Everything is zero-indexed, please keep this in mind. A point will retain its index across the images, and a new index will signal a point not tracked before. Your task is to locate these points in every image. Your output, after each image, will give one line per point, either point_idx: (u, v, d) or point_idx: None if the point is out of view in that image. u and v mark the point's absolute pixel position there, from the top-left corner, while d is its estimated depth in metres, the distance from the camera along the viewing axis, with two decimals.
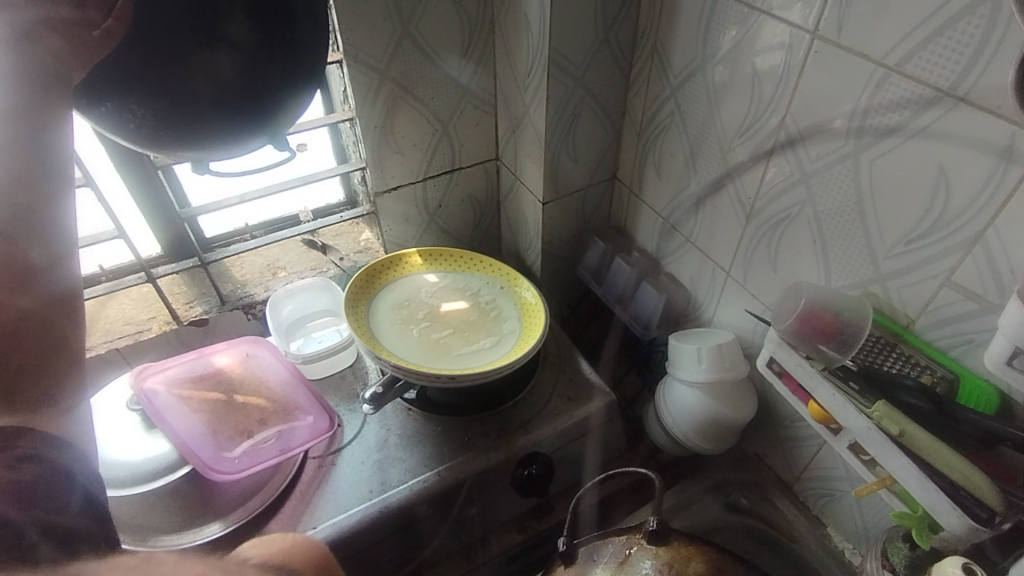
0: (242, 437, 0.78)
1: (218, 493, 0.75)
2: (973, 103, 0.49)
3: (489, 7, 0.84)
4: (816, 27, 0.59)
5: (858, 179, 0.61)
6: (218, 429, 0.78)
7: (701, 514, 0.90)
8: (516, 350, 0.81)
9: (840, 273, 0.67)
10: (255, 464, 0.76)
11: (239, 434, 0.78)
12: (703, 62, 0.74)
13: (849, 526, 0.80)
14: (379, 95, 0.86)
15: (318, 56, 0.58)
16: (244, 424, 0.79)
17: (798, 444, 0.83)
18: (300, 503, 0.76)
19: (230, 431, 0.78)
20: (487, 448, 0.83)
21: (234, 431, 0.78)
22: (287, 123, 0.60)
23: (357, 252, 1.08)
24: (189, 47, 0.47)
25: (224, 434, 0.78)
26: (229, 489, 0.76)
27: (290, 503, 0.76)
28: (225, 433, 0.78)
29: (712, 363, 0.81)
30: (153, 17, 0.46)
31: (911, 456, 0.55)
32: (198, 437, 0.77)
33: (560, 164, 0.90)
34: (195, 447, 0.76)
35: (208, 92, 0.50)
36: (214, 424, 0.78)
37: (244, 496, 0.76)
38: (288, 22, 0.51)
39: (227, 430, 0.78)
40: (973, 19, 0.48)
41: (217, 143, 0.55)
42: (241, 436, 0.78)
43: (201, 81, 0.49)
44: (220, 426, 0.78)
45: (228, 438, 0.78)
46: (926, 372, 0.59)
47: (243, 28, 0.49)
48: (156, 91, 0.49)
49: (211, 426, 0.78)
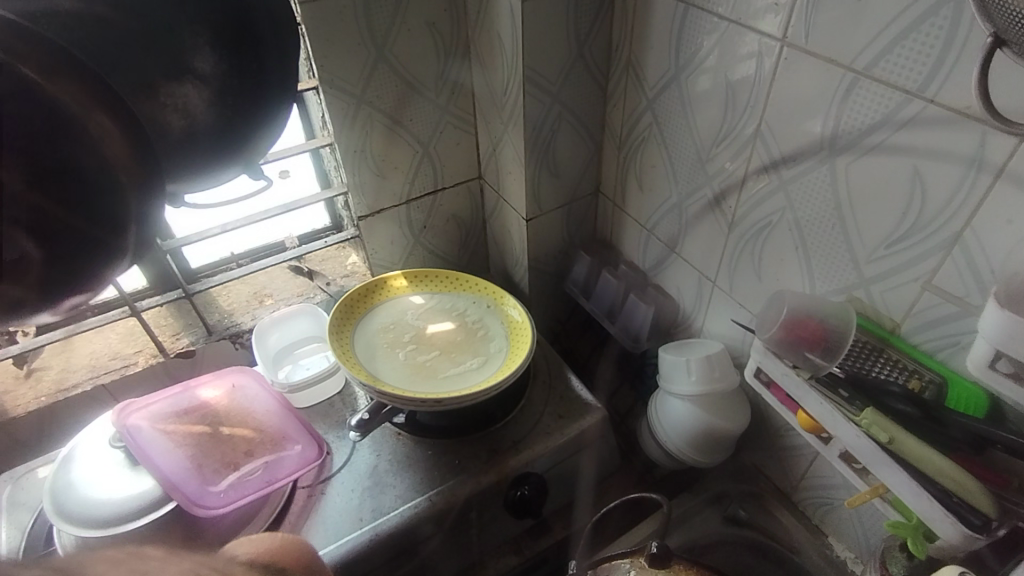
0: (229, 469, 0.76)
1: (205, 528, 0.73)
2: (943, 104, 0.49)
3: (463, 28, 0.85)
4: (784, 35, 0.59)
5: (836, 185, 0.61)
6: (205, 462, 0.77)
7: (699, 529, 0.88)
8: (503, 370, 0.80)
9: (823, 279, 0.67)
10: (243, 497, 0.74)
11: (226, 466, 0.77)
12: (677, 73, 0.74)
13: (849, 536, 0.79)
14: (357, 119, 0.86)
15: (288, 83, 0.63)
16: (231, 456, 0.78)
17: (793, 453, 0.82)
18: (289, 535, 0.76)
19: (217, 463, 0.77)
20: (477, 471, 0.81)
21: (221, 463, 0.77)
22: (260, 153, 0.64)
23: (344, 276, 1.07)
24: (159, 79, 0.53)
25: (211, 467, 0.76)
26: (217, 523, 0.74)
27: (279, 535, 0.76)
28: (211, 466, 0.76)
29: (702, 375, 0.80)
30: (121, 55, 0.51)
31: (902, 464, 0.53)
32: (183, 471, 0.75)
33: (542, 180, 0.90)
34: (181, 481, 0.74)
35: (179, 124, 0.56)
36: (200, 457, 0.77)
37: (232, 530, 0.74)
38: (253, 53, 0.58)
39: (214, 462, 0.77)
40: (937, 20, 0.48)
41: (193, 176, 0.60)
42: (228, 468, 0.76)
43: (171, 113, 0.55)
44: (206, 458, 0.77)
45: (215, 470, 0.76)
46: (914, 377, 0.58)
47: (209, 61, 0.55)
48: None
49: (197, 459, 0.76)
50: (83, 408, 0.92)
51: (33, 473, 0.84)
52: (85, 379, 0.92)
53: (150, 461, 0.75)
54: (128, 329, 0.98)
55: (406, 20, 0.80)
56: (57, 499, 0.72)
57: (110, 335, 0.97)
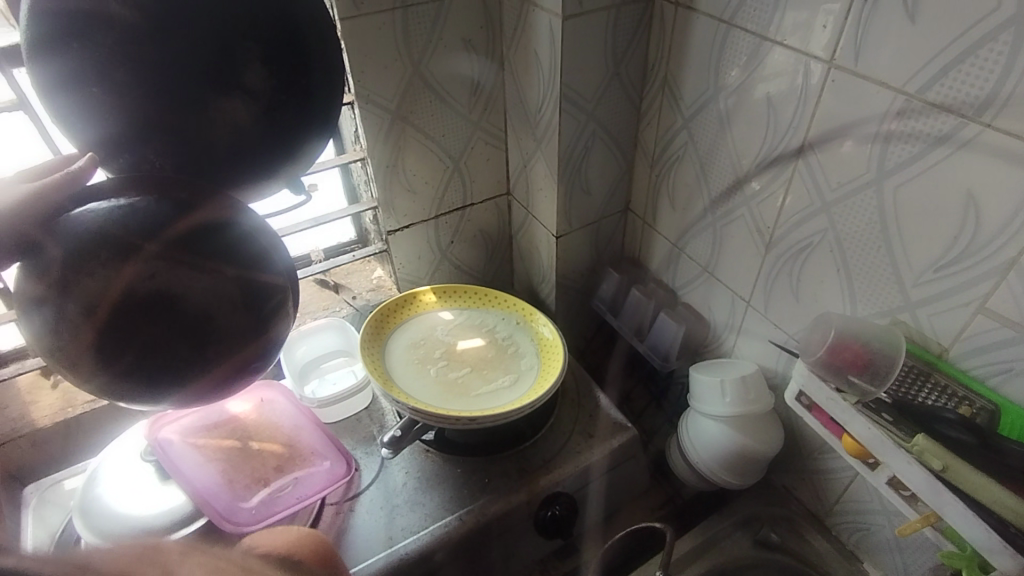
0: (259, 485, 0.76)
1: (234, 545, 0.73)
2: (1000, 129, 0.49)
3: (499, 45, 0.85)
4: (831, 57, 0.59)
5: (882, 207, 0.60)
6: (235, 476, 0.76)
7: (730, 552, 0.86)
8: (535, 388, 0.79)
9: (866, 302, 0.66)
10: (273, 514, 0.73)
11: (256, 481, 0.76)
12: (716, 93, 0.74)
13: (886, 561, 0.78)
14: (391, 134, 0.86)
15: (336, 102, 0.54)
16: (260, 471, 0.77)
17: (828, 477, 0.80)
18: None
19: (247, 479, 0.76)
20: (508, 490, 0.80)
21: (251, 478, 0.76)
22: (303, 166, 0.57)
23: (370, 290, 1.07)
24: (205, 95, 0.45)
25: (241, 482, 0.75)
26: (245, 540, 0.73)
27: None
28: (241, 481, 0.76)
29: (736, 396, 0.79)
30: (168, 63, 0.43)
31: (955, 492, 0.52)
32: (213, 485, 0.74)
33: (573, 197, 0.90)
34: (212, 496, 0.73)
35: (225, 141, 0.47)
36: (230, 472, 0.76)
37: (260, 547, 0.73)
38: (305, 68, 0.49)
39: (244, 478, 0.76)
40: (996, 45, 0.47)
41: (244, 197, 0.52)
42: (258, 483, 0.76)
43: (218, 131, 0.46)
44: (236, 474, 0.76)
45: (245, 486, 0.75)
46: (964, 403, 0.58)
47: (258, 76, 0.46)
48: (170, 141, 0.46)
49: (227, 474, 0.76)
50: (108, 419, 0.92)
51: (59, 485, 0.83)
52: None
53: (181, 475, 0.74)
54: None
55: (442, 36, 0.80)
56: (85, 514, 0.71)
57: None
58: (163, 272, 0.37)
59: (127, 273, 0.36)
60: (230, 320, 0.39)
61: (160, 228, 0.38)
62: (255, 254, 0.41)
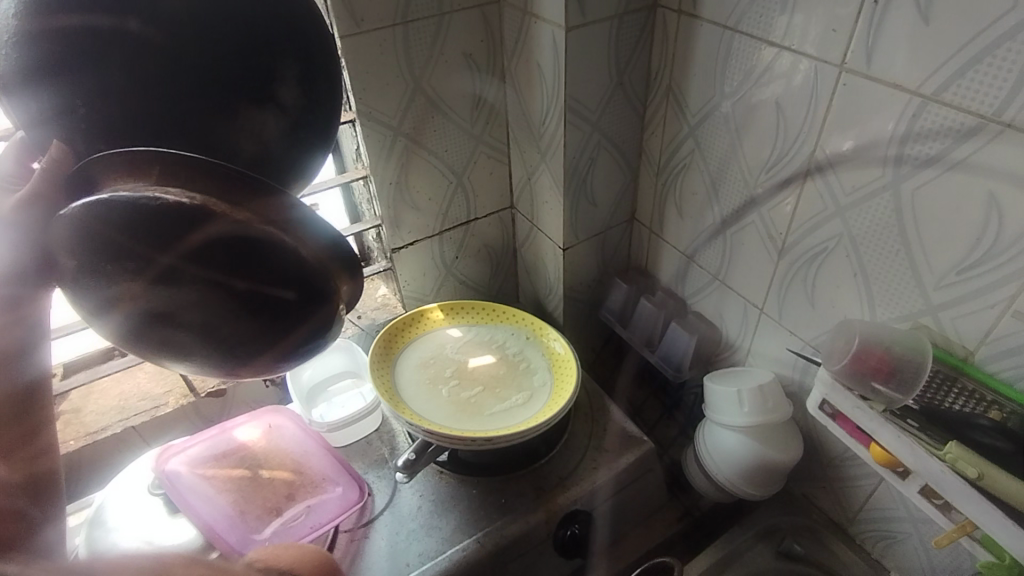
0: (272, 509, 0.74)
1: None
2: (1021, 128, 0.48)
3: (500, 59, 0.84)
4: (842, 60, 0.59)
5: (900, 211, 0.59)
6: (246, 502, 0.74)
7: (753, 565, 0.85)
8: (550, 405, 0.78)
9: (885, 307, 0.65)
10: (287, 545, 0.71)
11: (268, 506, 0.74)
12: (722, 100, 0.73)
13: (914, 569, 0.76)
14: (393, 151, 0.85)
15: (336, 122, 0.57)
16: (272, 500, 0.75)
17: (851, 485, 0.79)
18: None
19: (259, 504, 0.74)
20: (526, 510, 0.79)
21: (264, 503, 0.75)
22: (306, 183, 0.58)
23: (374, 309, 1.05)
24: (234, 101, 0.47)
25: (253, 507, 0.74)
26: None
27: None
28: (253, 507, 0.74)
29: (755, 405, 0.78)
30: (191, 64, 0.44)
31: (993, 500, 0.51)
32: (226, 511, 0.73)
33: (580, 209, 0.89)
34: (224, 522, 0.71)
35: (248, 153, 0.49)
36: (241, 498, 0.74)
37: None
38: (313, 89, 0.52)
39: (255, 504, 0.74)
40: (1013, 44, 0.47)
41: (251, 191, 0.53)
42: (271, 508, 0.74)
43: (241, 138, 0.48)
44: (248, 499, 0.74)
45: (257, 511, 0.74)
46: (993, 408, 0.56)
47: (289, 92, 0.50)
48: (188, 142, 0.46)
49: (238, 500, 0.74)
50: (112, 451, 0.90)
51: (64, 521, 0.81)
52: (114, 421, 0.89)
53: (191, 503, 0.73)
54: (156, 368, 0.96)
55: (443, 52, 0.80)
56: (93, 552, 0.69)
57: (138, 375, 0.95)
58: (170, 282, 0.42)
59: (142, 284, 0.43)
60: (228, 325, 0.44)
61: (174, 240, 0.41)
62: (280, 270, 0.44)
